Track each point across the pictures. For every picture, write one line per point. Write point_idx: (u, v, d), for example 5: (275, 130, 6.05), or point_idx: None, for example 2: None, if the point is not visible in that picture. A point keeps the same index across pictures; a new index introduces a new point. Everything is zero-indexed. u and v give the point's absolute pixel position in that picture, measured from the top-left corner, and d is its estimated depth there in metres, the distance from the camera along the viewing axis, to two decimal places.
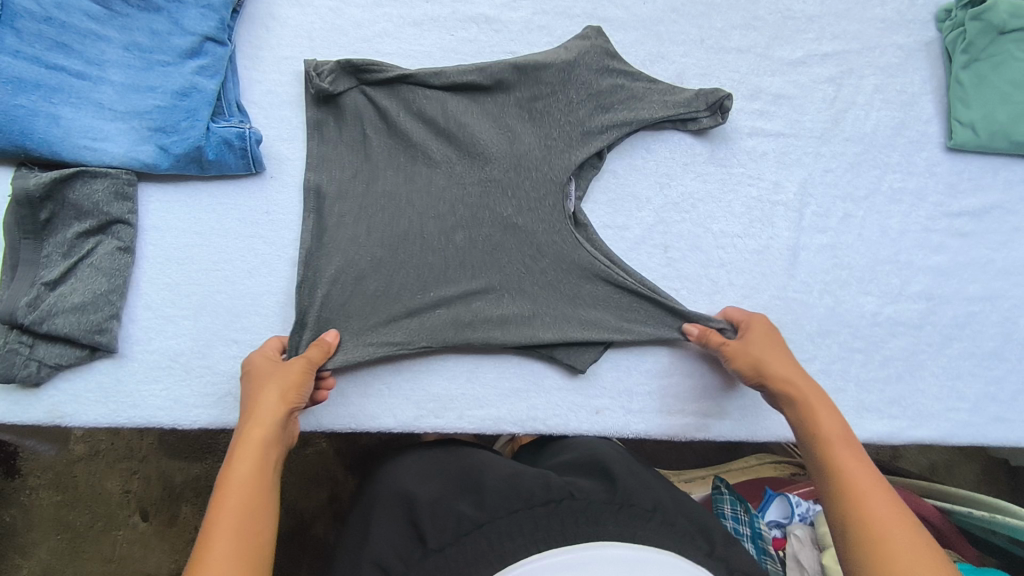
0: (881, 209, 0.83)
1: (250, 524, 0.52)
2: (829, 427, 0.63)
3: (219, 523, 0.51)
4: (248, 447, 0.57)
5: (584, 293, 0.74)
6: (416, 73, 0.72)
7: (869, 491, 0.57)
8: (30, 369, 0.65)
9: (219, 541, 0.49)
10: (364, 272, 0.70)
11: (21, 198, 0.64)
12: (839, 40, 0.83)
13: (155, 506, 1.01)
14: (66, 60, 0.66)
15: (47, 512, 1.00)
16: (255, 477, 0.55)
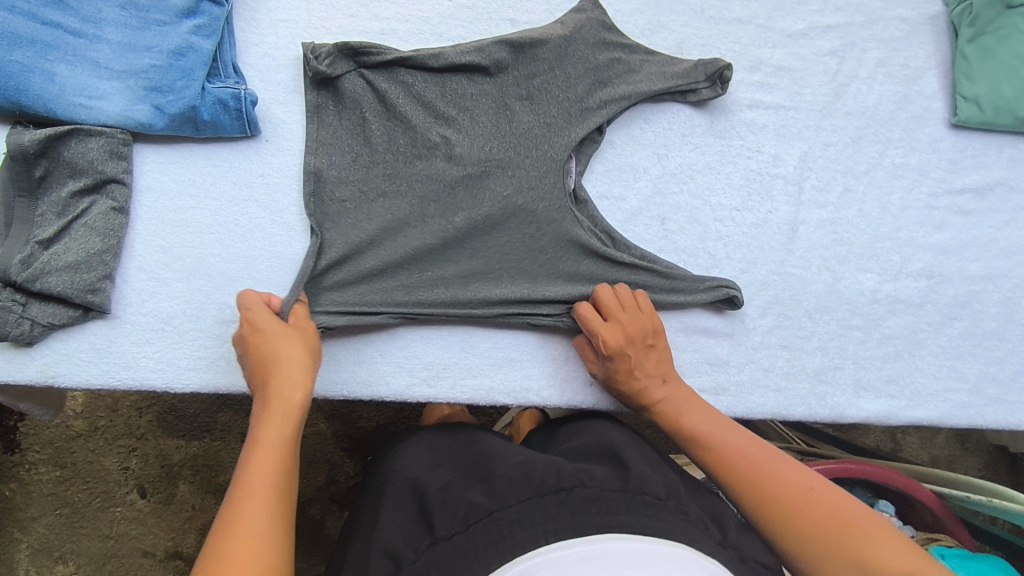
0: (882, 185, 0.82)
1: (279, 484, 0.55)
2: (716, 433, 0.65)
3: (251, 482, 0.54)
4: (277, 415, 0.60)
5: (585, 270, 0.75)
6: (413, 55, 0.72)
7: (782, 480, 0.59)
8: (24, 328, 0.65)
9: (251, 496, 0.52)
10: (365, 255, 0.71)
11: (15, 153, 0.64)
12: (842, 13, 0.82)
13: (153, 484, 1.01)
14: (62, 17, 0.66)
15: (45, 488, 1.00)
16: (283, 442, 0.58)
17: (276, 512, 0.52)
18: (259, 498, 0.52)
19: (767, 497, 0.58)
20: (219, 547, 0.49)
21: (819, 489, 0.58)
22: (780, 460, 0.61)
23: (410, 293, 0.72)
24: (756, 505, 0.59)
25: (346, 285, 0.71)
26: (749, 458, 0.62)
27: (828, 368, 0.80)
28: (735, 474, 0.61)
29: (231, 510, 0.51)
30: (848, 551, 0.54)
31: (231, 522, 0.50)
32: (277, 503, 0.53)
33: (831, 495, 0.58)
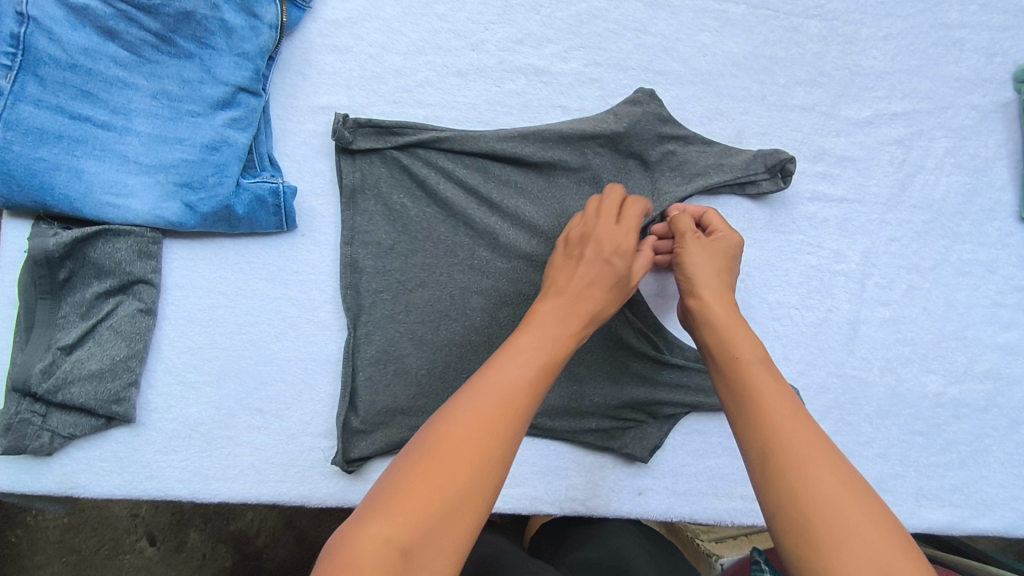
0: (948, 281, 0.78)
1: (512, 428, 0.45)
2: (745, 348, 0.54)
3: (469, 410, 0.45)
4: (522, 347, 0.51)
5: (631, 372, 0.71)
6: (451, 139, 0.67)
7: (786, 409, 0.48)
8: (43, 440, 0.61)
9: (465, 420, 0.45)
10: (405, 352, 0.67)
11: (39, 257, 0.60)
12: (909, 99, 0.77)
13: (163, 531, 0.97)
14: (91, 109, 0.61)
15: (52, 535, 0.95)
16: (526, 382, 0.48)
17: (472, 497, 0.42)
18: (467, 443, 0.43)
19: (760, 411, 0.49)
20: (393, 486, 0.42)
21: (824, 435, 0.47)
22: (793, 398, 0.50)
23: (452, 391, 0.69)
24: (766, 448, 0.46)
25: (386, 381, 0.66)
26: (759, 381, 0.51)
27: (889, 477, 0.75)
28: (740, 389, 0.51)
29: (434, 430, 0.45)
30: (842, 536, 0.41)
31: (428, 452, 0.43)
32: (485, 449, 0.44)
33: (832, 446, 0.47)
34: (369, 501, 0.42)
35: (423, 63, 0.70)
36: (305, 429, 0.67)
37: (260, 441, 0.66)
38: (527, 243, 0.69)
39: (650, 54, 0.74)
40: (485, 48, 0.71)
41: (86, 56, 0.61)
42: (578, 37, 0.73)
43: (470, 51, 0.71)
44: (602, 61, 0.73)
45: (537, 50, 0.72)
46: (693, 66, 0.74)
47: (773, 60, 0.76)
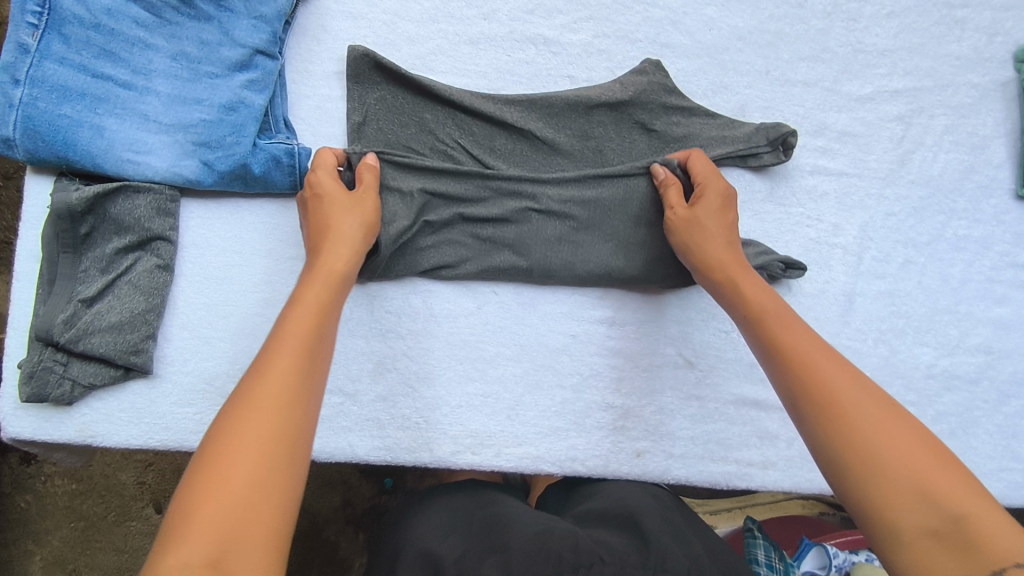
0: (943, 256, 0.79)
1: (281, 432, 0.46)
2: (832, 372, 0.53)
3: (251, 402, 0.46)
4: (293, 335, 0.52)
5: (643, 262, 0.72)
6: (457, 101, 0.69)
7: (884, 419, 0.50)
8: (64, 389, 0.63)
9: (240, 450, 0.44)
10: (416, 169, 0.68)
11: (62, 211, 0.61)
12: (911, 77, 0.79)
13: (168, 499, 0.99)
14: (113, 69, 0.63)
15: (61, 501, 0.98)
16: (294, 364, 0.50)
17: (297, 384, 0.48)
18: (270, 387, 0.47)
19: (840, 420, 0.50)
20: (192, 516, 0.41)
21: (890, 407, 0.51)
22: (845, 372, 0.53)
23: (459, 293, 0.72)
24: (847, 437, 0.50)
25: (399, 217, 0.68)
26: (807, 350, 0.56)
27: None
28: (805, 380, 0.53)
29: (222, 430, 0.45)
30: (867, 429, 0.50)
31: (216, 460, 0.43)
32: (326, 332, 0.54)
33: (886, 413, 0.50)
34: (171, 521, 0.41)
35: (435, 31, 0.72)
36: None
37: None
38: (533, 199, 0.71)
39: (657, 26, 0.75)
40: (496, 17, 0.73)
41: (109, 16, 0.63)
42: (587, 9, 0.75)
43: (481, 20, 0.73)
44: (611, 33, 0.75)
45: (547, 20, 0.74)
46: (699, 40, 0.76)
47: (778, 36, 0.77)
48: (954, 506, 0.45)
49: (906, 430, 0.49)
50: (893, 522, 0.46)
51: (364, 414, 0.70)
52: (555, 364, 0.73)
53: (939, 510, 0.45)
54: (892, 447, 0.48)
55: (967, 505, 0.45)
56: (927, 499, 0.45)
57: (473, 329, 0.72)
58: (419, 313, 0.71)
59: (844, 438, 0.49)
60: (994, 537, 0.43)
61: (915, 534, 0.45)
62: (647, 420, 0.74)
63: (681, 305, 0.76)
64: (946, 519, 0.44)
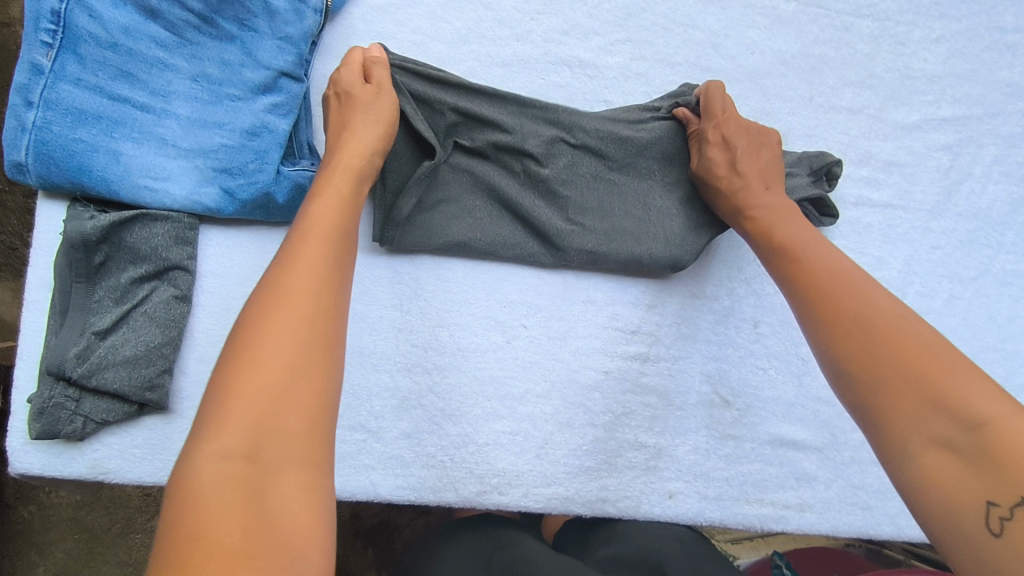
0: (989, 292, 0.76)
1: (313, 318, 0.43)
2: (872, 300, 0.51)
3: (281, 290, 0.44)
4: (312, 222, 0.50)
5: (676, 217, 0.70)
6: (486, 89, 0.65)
7: (910, 339, 0.47)
8: (75, 425, 0.60)
9: (276, 338, 0.41)
10: (440, 111, 0.64)
11: (75, 240, 0.58)
12: (959, 104, 0.76)
13: None
14: (130, 90, 0.60)
15: (65, 512, 0.95)
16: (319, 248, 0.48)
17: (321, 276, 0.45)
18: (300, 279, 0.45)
19: (861, 338, 0.49)
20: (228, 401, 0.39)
21: (913, 323, 0.48)
22: (870, 294, 0.51)
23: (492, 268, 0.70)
24: (859, 352, 0.48)
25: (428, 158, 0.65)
26: (836, 282, 0.54)
27: None
28: (823, 306, 0.52)
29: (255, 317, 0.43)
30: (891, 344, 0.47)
31: (248, 347, 0.41)
32: (348, 228, 0.51)
33: (911, 332, 0.47)
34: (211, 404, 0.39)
35: (467, 52, 0.69)
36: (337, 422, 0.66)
37: None
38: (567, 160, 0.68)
39: (698, 49, 0.72)
40: (530, 39, 0.70)
41: (127, 35, 0.60)
42: (625, 30, 0.71)
43: (514, 41, 0.70)
44: (649, 56, 0.71)
45: (583, 42, 0.70)
46: (740, 64, 0.73)
47: (823, 60, 0.74)
48: (972, 417, 0.41)
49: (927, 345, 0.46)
50: (902, 438, 0.43)
51: (387, 451, 0.67)
52: (587, 402, 0.70)
53: (955, 421, 0.42)
54: (906, 361, 0.46)
55: (992, 414, 0.41)
56: (941, 410, 0.43)
57: (502, 364, 0.69)
58: (446, 347, 0.68)
59: (859, 357, 0.48)
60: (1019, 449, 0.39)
61: (930, 449, 0.42)
62: (681, 459, 0.71)
63: (717, 340, 0.73)
64: (963, 431, 0.41)
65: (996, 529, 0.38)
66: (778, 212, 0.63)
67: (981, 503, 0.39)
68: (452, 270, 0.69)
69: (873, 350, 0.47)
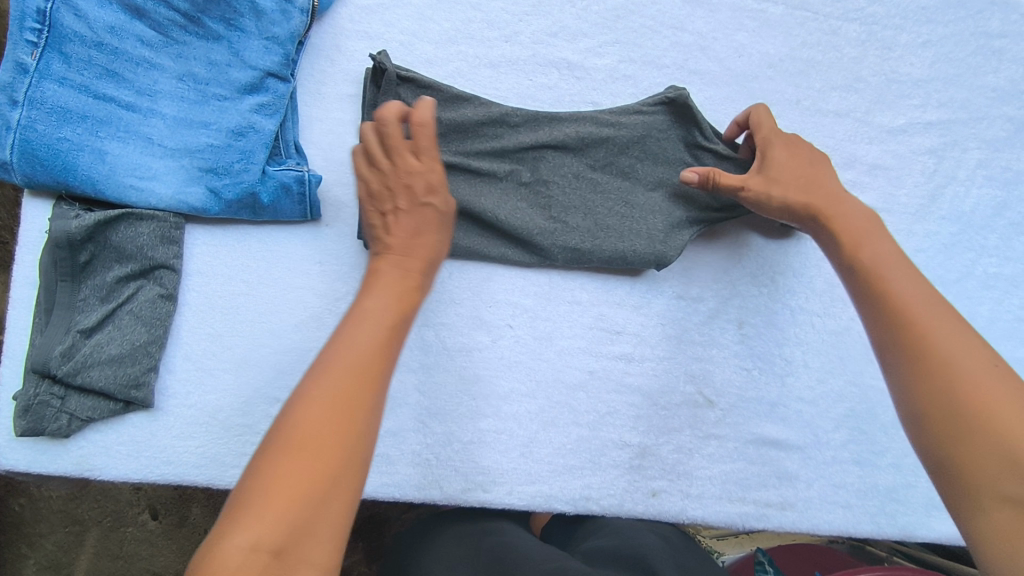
0: (972, 295, 0.77)
1: (334, 471, 0.40)
2: (950, 330, 0.48)
3: (318, 389, 0.41)
4: (331, 367, 0.43)
5: (661, 216, 0.70)
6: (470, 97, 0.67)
7: (988, 384, 0.45)
8: (61, 422, 0.61)
9: (294, 481, 0.38)
10: None
11: (60, 239, 0.58)
12: (945, 108, 0.76)
13: (166, 506, 0.97)
14: (116, 89, 0.60)
15: (56, 505, 0.95)
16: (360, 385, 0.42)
17: (385, 349, 0.46)
18: (322, 389, 0.42)
19: (936, 369, 0.46)
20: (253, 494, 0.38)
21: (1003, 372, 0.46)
22: (956, 330, 0.48)
23: (481, 267, 0.70)
24: (932, 381, 0.46)
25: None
26: (911, 296, 0.51)
27: (901, 487, 0.75)
28: (905, 331, 0.49)
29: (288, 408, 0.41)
30: (971, 383, 0.45)
31: (278, 463, 0.39)
32: (379, 369, 0.44)
33: (1008, 388, 0.44)
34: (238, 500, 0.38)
35: (455, 53, 0.69)
36: None
37: None
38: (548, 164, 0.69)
39: (686, 52, 0.72)
40: (518, 40, 0.70)
41: (113, 34, 0.60)
42: (613, 32, 0.71)
43: (502, 42, 0.70)
44: (637, 58, 0.72)
45: (571, 44, 0.71)
46: (728, 66, 0.73)
47: (810, 63, 0.74)
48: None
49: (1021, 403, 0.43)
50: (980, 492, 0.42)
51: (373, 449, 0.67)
52: (571, 401, 0.71)
53: None
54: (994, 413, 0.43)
55: None
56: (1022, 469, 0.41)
57: (489, 363, 0.70)
58: (432, 346, 0.69)
59: (942, 397, 0.45)
60: None
61: (999, 505, 0.42)
62: (664, 458, 0.72)
63: (701, 341, 0.73)
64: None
65: None
66: (863, 227, 0.58)
67: None
68: (440, 271, 0.70)
69: (936, 385, 0.46)
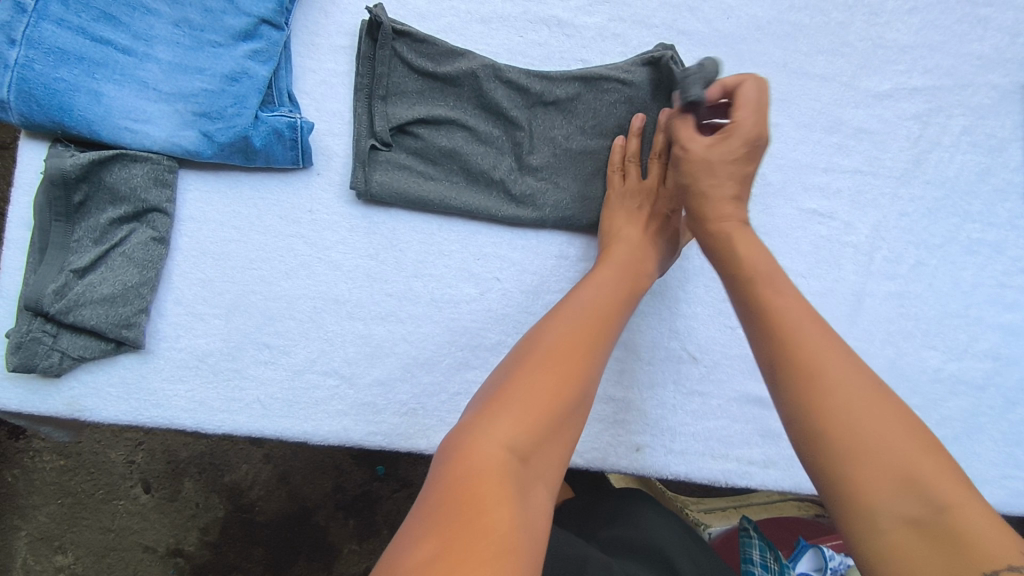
0: (955, 260, 0.78)
1: (532, 438, 0.48)
2: (835, 359, 0.51)
3: (520, 383, 0.50)
4: (551, 330, 0.55)
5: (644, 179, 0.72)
6: (463, 54, 0.68)
7: (861, 397, 0.48)
8: (53, 360, 0.61)
9: (483, 476, 0.45)
10: (422, 71, 0.67)
11: (55, 176, 0.59)
12: (930, 75, 0.77)
13: (158, 480, 0.97)
14: (112, 33, 0.61)
15: (49, 476, 0.95)
16: (576, 337, 0.55)
17: (617, 311, 0.60)
18: (570, 339, 0.54)
19: (812, 378, 0.50)
20: (497, 403, 0.49)
21: (882, 393, 0.49)
22: (843, 355, 0.51)
23: (466, 221, 0.71)
24: (806, 394, 0.50)
25: (406, 110, 0.67)
26: (794, 314, 0.54)
27: None
28: (798, 363, 0.51)
29: (533, 351, 0.53)
30: (849, 395, 0.49)
31: (489, 419, 0.48)
32: (603, 315, 0.58)
33: (874, 398, 0.48)
34: (485, 408, 0.50)
35: (447, 8, 0.70)
36: (310, 367, 0.67)
37: (267, 376, 0.66)
38: (540, 124, 0.70)
39: (675, 12, 0.74)
40: None
41: None
42: None
43: None
44: (627, 17, 0.73)
45: (562, 2, 0.72)
46: (717, 28, 0.74)
47: (797, 27, 0.76)
48: (938, 498, 0.43)
49: (895, 419, 0.47)
50: (874, 501, 0.45)
51: (360, 397, 0.67)
52: None
53: (926, 502, 0.43)
54: (885, 439, 0.46)
55: (953, 498, 0.43)
56: (912, 491, 0.44)
57: (475, 316, 0.70)
58: (421, 297, 0.69)
59: (825, 419, 0.48)
60: (976, 532, 0.42)
61: (899, 524, 0.44)
62: (648, 414, 0.72)
63: (686, 298, 0.74)
64: (929, 510, 0.43)
65: None
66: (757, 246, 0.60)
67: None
68: (428, 224, 0.70)
69: (812, 397, 0.49)
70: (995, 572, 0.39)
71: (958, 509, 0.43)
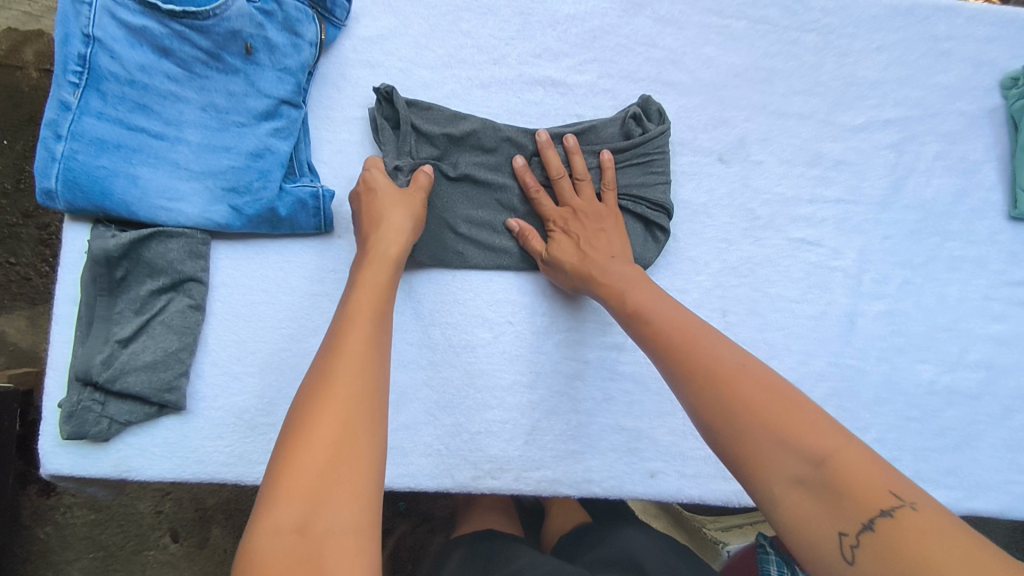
0: (940, 277, 0.82)
1: (325, 507, 0.44)
2: (706, 347, 0.57)
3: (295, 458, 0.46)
4: (319, 379, 0.51)
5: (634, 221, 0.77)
6: (463, 117, 0.74)
7: (733, 375, 0.53)
8: (101, 426, 0.66)
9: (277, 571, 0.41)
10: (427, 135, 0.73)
11: (99, 257, 0.64)
12: (902, 106, 0.83)
13: (187, 528, 1.01)
14: (146, 121, 0.67)
15: (81, 531, 0.99)
16: (346, 380, 0.51)
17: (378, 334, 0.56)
18: (339, 378, 0.51)
19: (702, 371, 0.55)
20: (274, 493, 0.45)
21: (751, 370, 0.54)
22: (717, 342, 0.57)
23: (478, 271, 0.76)
24: (695, 388, 0.54)
25: None
26: (673, 325, 0.60)
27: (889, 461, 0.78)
28: (683, 367, 0.56)
29: (298, 414, 0.49)
30: (725, 384, 0.53)
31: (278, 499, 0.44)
32: (374, 352, 0.54)
33: (741, 369, 0.54)
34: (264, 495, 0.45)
35: (449, 76, 0.76)
36: None
37: None
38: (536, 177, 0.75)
39: (658, 66, 0.80)
40: (506, 62, 0.77)
41: (143, 71, 0.66)
42: (591, 51, 0.79)
43: (492, 65, 0.77)
44: (615, 74, 0.79)
45: (554, 63, 0.78)
46: (699, 77, 0.80)
47: (773, 71, 0.82)
48: (816, 452, 0.47)
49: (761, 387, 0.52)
50: (765, 483, 0.48)
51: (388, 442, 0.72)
52: (570, 390, 0.76)
53: (804, 459, 0.47)
54: (761, 408, 0.50)
55: (831, 448, 0.47)
56: (792, 452, 0.48)
57: (491, 359, 0.75)
58: (438, 344, 0.74)
59: (715, 402, 0.52)
60: (854, 477, 0.45)
61: (789, 486, 0.47)
62: (659, 441, 0.76)
63: None
64: (811, 467, 0.47)
65: (848, 556, 0.43)
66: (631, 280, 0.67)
67: (834, 533, 0.44)
68: (443, 275, 0.75)
69: (706, 391, 0.53)
70: (889, 510, 0.43)
71: (837, 456, 0.46)
